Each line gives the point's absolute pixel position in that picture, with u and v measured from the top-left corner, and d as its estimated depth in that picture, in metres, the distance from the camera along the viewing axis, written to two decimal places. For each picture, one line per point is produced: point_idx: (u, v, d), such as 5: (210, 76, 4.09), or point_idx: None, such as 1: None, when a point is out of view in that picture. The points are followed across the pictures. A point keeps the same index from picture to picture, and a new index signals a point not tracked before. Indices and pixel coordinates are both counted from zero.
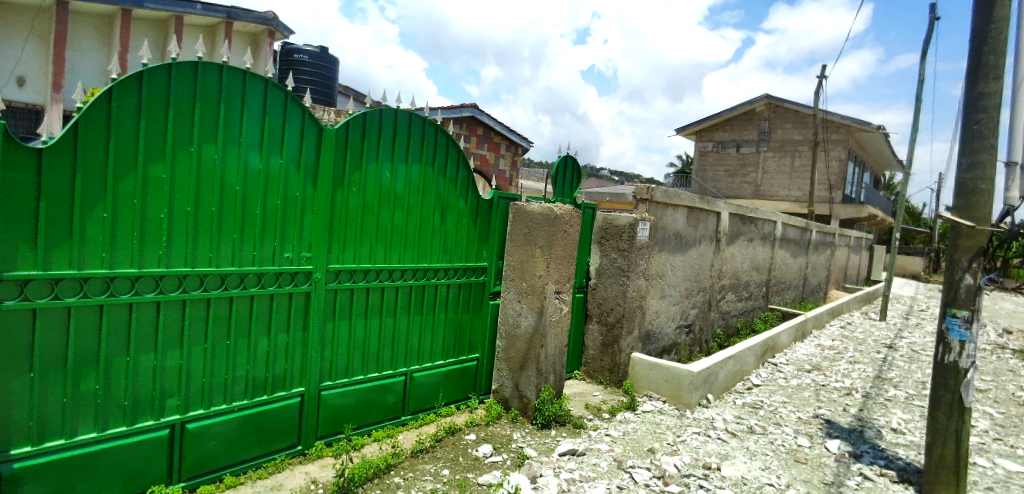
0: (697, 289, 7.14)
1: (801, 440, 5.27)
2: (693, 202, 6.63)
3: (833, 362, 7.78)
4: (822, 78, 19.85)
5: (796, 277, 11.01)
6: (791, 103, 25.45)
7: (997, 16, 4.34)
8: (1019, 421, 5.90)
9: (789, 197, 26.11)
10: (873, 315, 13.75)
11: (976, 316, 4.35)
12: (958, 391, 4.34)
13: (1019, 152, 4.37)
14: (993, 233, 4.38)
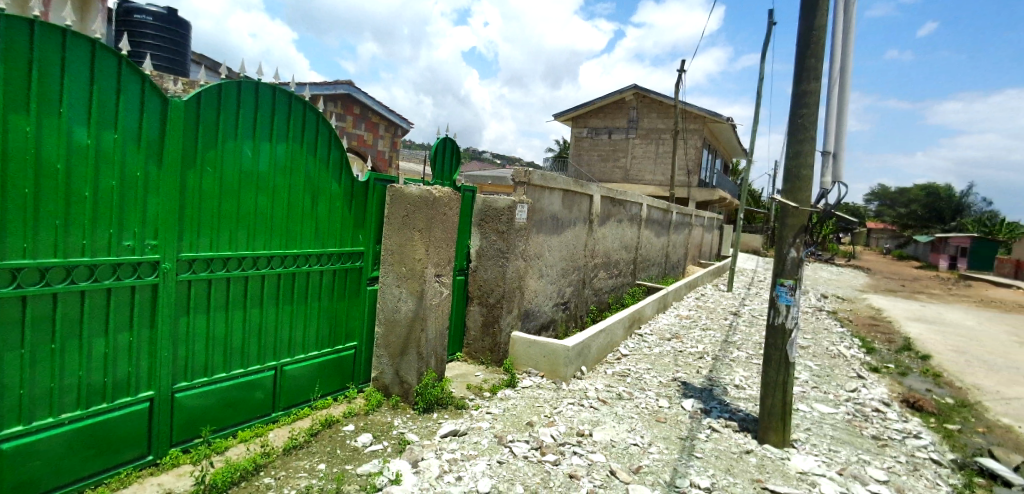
0: (573, 268, 7.50)
1: (662, 402, 5.78)
2: (567, 185, 6.90)
3: (689, 330, 8.65)
4: (682, 72, 21.68)
5: (659, 254, 12.00)
6: (656, 94, 27.56)
7: (816, 24, 4.91)
8: (828, 369, 7.05)
9: (654, 181, 28.41)
10: (722, 286, 15.55)
11: (798, 284, 5.02)
12: (784, 349, 5.00)
13: (832, 142, 4.95)
14: (813, 213, 5.05)
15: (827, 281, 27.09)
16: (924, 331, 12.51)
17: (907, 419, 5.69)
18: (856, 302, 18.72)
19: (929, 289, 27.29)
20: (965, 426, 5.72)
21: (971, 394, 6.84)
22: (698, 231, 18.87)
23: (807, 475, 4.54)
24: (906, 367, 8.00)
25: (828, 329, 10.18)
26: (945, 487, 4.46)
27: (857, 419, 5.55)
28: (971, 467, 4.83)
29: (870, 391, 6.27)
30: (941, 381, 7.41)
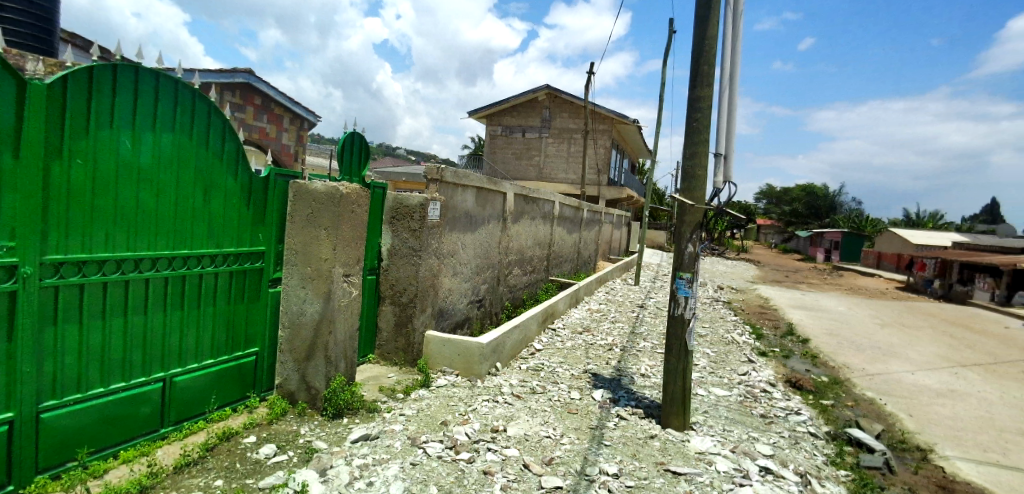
0: (487, 266, 7.53)
1: (574, 394, 5.96)
2: (481, 182, 6.92)
3: (599, 323, 9.01)
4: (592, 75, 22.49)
5: (571, 251, 12.37)
6: (567, 95, 28.43)
7: (708, 34, 5.22)
8: (723, 355, 7.61)
9: (566, 179, 29.30)
10: (630, 281, 16.35)
11: (695, 276, 5.34)
12: (684, 337, 5.32)
13: (723, 144, 5.28)
14: (707, 210, 5.40)
15: (725, 274, 29.38)
16: (803, 317, 13.93)
17: (790, 398, 6.28)
18: (748, 292, 20.47)
19: (809, 280, 30.47)
20: (837, 401, 6.39)
21: (842, 372, 7.68)
22: (608, 227, 19.69)
23: (705, 454, 4.87)
24: (789, 350, 8.82)
25: (723, 318, 11.01)
26: (820, 457, 4.97)
27: (747, 399, 6.04)
28: (841, 436, 5.40)
29: (759, 374, 6.84)
30: (818, 361, 8.25)
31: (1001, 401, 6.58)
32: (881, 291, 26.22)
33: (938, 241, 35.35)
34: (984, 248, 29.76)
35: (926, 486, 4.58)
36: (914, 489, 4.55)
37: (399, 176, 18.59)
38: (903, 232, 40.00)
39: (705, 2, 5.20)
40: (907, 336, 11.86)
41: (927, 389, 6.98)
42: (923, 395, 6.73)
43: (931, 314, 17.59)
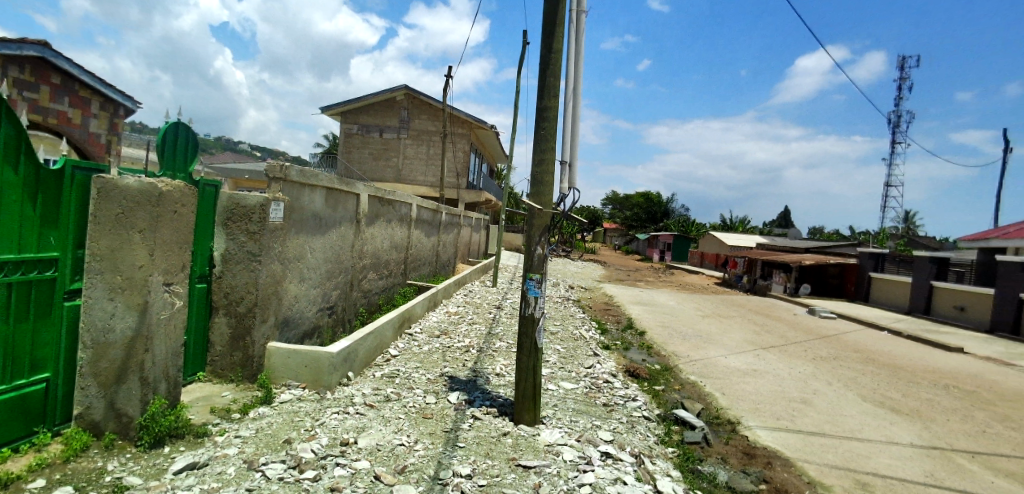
0: (338, 270, 7.20)
1: (429, 398, 5.94)
2: (331, 182, 6.62)
3: (457, 325, 9.11)
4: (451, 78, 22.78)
5: (429, 254, 12.33)
6: (425, 96, 28.44)
7: (554, 48, 5.50)
8: (571, 350, 8.14)
9: (425, 181, 29.20)
10: (488, 283, 16.79)
11: (544, 277, 5.62)
12: (533, 336, 5.56)
13: (568, 153, 5.61)
14: (554, 214, 5.69)
15: (578, 274, 31.53)
16: (641, 312, 15.49)
17: (628, 386, 6.89)
18: (596, 291, 22.21)
19: (649, 277, 34.04)
20: (667, 386, 7.16)
21: (671, 359, 8.65)
22: (467, 231, 20.02)
23: (553, 446, 5.13)
24: (628, 343, 9.72)
25: (571, 315, 11.81)
26: (652, 438, 5.52)
27: (592, 390, 6.51)
28: (670, 417, 6.04)
29: (602, 366, 7.42)
30: (652, 351, 9.19)
31: (788, 375, 7.91)
32: (705, 286, 30.17)
33: (746, 242, 41.79)
34: (778, 248, 35.81)
35: (735, 454, 5.29)
36: (726, 458, 5.23)
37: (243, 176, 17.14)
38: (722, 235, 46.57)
39: (551, 18, 5.48)
40: (720, 324, 13.80)
41: (736, 370, 8.13)
42: (732, 375, 7.83)
43: (740, 305, 20.68)
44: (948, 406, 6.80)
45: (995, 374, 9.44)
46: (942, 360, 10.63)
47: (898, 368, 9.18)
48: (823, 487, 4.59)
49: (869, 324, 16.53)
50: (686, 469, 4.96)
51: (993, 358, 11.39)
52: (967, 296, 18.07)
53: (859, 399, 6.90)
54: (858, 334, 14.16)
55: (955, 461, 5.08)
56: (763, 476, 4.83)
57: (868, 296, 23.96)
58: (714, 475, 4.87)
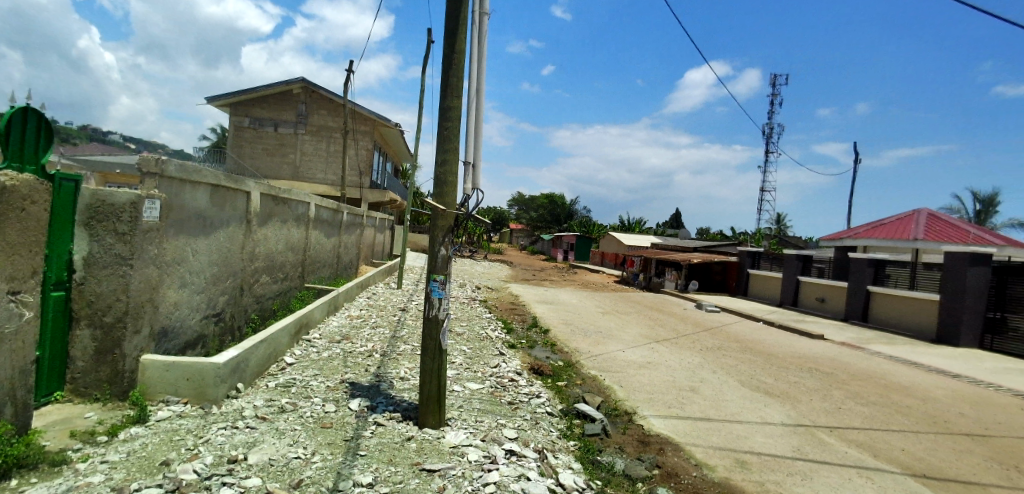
0: (226, 274, 6.69)
1: (328, 407, 5.70)
2: (217, 179, 6.14)
3: (359, 330, 8.83)
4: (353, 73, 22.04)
5: (329, 255, 11.83)
6: (324, 90, 27.24)
7: (456, 48, 5.48)
8: (477, 350, 8.21)
9: (325, 180, 27.97)
10: (393, 285, 16.42)
11: (448, 279, 5.60)
12: (437, 337, 5.51)
13: (471, 153, 5.62)
14: (457, 215, 5.68)
15: (487, 275, 31.74)
16: (545, 310, 15.98)
17: (532, 383, 7.06)
18: (503, 291, 22.49)
19: (555, 277, 35.09)
20: (569, 381, 7.43)
21: (574, 355, 8.99)
22: (371, 231, 19.47)
23: (458, 447, 5.11)
24: (533, 341, 9.96)
25: (478, 316, 11.89)
26: (555, 432, 5.69)
27: (497, 389, 6.59)
28: (572, 411, 6.26)
29: (507, 365, 7.55)
30: (555, 348, 9.49)
31: (679, 366, 8.52)
32: (607, 285, 31.66)
33: (643, 242, 44.45)
34: (672, 247, 38.45)
35: (632, 443, 5.58)
36: (623, 447, 5.50)
37: (113, 171, 15.33)
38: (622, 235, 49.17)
39: (454, 17, 5.46)
40: (618, 320, 14.57)
41: (632, 363, 8.62)
42: (629, 368, 8.28)
43: (638, 301, 21.96)
44: (811, 387, 7.68)
45: (846, 357, 10.83)
46: (805, 346, 12.01)
47: (770, 355, 10.25)
48: (708, 468, 4.97)
49: (748, 316, 18.26)
50: (587, 461, 5.16)
51: (845, 343, 13.06)
52: (827, 289, 20.48)
53: (739, 385, 7.59)
54: (738, 326, 15.59)
55: (816, 436, 5.73)
56: (656, 462, 5.14)
57: (747, 291, 26.25)
58: (612, 465, 5.10)
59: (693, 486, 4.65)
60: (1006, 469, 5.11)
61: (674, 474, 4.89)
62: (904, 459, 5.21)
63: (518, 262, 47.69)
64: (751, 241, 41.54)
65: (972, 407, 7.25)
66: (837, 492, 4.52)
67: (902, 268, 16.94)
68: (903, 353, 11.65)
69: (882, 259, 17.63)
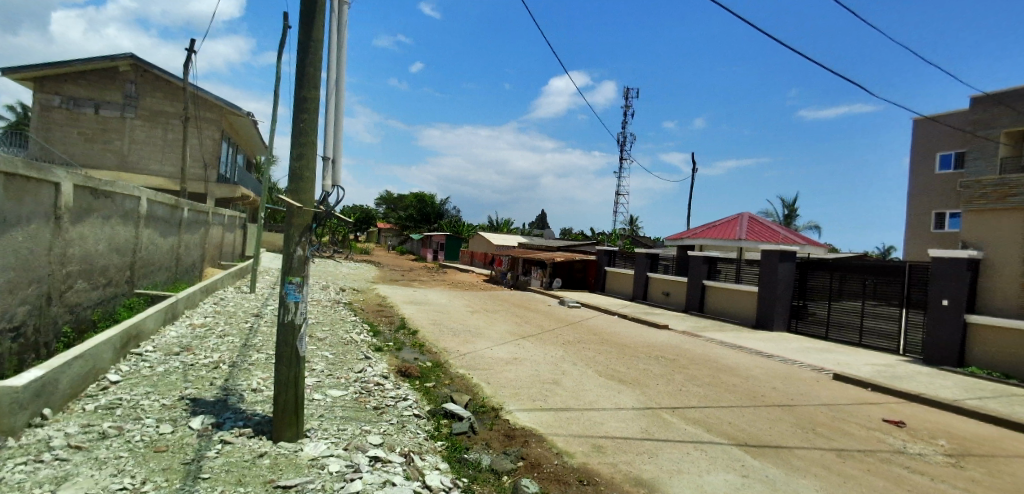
0: (27, 281, 5.60)
1: (163, 428, 5.03)
2: (12, 166, 5.11)
3: (203, 339, 7.95)
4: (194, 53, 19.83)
5: (166, 257, 10.52)
6: (159, 70, 24.23)
7: (312, 35, 5.18)
8: (341, 356, 7.88)
9: (161, 172, 24.93)
10: (245, 290, 15.03)
11: (305, 281, 5.24)
12: (294, 344, 5.12)
13: (331, 148, 5.33)
14: (315, 212, 5.35)
15: (354, 276, 30.50)
16: (413, 311, 15.81)
17: (399, 386, 6.94)
18: (371, 293, 21.74)
19: (426, 277, 34.82)
20: (437, 382, 7.40)
21: (442, 355, 8.99)
22: (218, 229, 17.69)
23: (318, 459, 4.78)
24: (400, 343, 9.80)
25: (342, 320, 11.41)
26: (422, 434, 5.61)
27: (362, 395, 6.36)
28: (440, 411, 6.23)
29: (373, 369, 7.34)
30: (424, 349, 9.40)
31: (543, 361, 8.91)
32: (478, 284, 32.11)
33: (512, 242, 45.91)
34: (538, 247, 40.16)
35: (498, 438, 5.68)
36: (489, 443, 5.57)
37: None
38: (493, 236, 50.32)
39: (310, 2, 5.14)
40: (486, 318, 14.87)
41: (499, 360, 8.84)
42: (496, 365, 8.48)
43: (505, 300, 22.53)
44: (657, 373, 8.49)
45: (687, 344, 12.18)
46: (652, 336, 13.28)
47: (624, 345, 11.18)
48: (568, 455, 5.22)
49: (606, 310, 19.67)
50: (454, 460, 5.14)
51: (687, 331, 14.68)
52: (670, 283, 22.74)
53: (596, 375, 8.13)
54: (597, 320, 16.72)
55: (662, 417, 6.33)
56: (521, 454, 5.27)
57: (604, 286, 28.24)
58: (478, 461, 5.14)
59: (555, 474, 4.85)
60: (806, 431, 6.08)
61: (537, 464, 5.04)
62: (731, 431, 5.95)
63: (389, 263, 46.50)
64: (608, 242, 44.92)
65: (781, 382, 8.55)
66: (678, 466, 5.02)
67: (729, 263, 19.45)
68: (731, 338, 13.41)
69: (714, 256, 20.10)
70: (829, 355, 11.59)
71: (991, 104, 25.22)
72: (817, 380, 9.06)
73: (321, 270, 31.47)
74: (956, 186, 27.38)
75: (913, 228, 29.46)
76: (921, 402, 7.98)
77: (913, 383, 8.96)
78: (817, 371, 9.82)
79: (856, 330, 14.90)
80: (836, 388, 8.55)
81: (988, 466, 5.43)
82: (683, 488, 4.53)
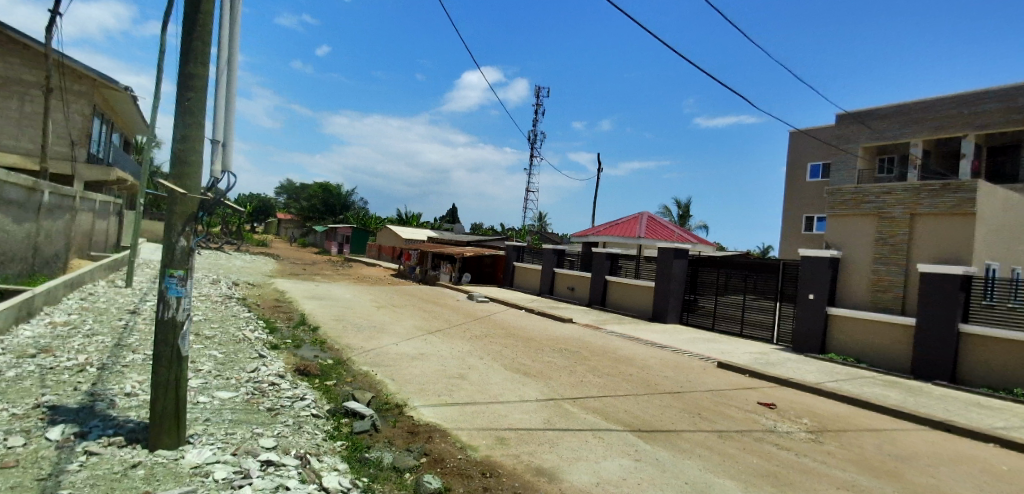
0: None
1: (12, 441, 4.39)
2: None
3: (66, 340, 7.07)
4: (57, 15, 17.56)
5: (21, 246, 9.26)
6: (15, 32, 21.27)
7: (202, 8, 4.76)
8: (232, 356, 7.44)
9: (17, 148, 21.88)
10: (118, 284, 13.56)
11: (189, 274, 4.82)
12: (175, 343, 4.68)
13: (221, 132, 4.95)
14: (201, 201, 4.92)
15: (251, 270, 28.53)
16: (314, 306, 15.17)
17: (296, 386, 6.65)
18: (267, 288, 20.44)
19: (331, 272, 33.41)
20: (339, 379, 7.15)
21: (345, 352, 8.70)
22: (87, 216, 15.87)
23: (201, 467, 4.39)
24: (299, 340, 9.35)
25: (234, 319, 10.69)
26: (320, 435, 5.37)
27: (254, 397, 6.02)
28: (340, 410, 6.01)
29: (267, 368, 7.00)
30: (325, 346, 9.04)
31: (449, 355, 8.89)
32: (384, 279, 31.37)
33: (423, 237, 45.41)
34: (448, 242, 39.99)
35: (401, 435, 5.56)
36: (392, 440, 5.44)
37: None
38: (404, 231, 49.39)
39: None
40: (392, 313, 14.56)
41: (404, 355, 8.70)
42: (401, 361, 8.34)
43: (413, 295, 22.13)
44: (560, 365, 8.77)
45: (588, 337, 12.71)
46: (556, 329, 13.70)
47: (529, 339, 11.45)
48: (472, 449, 5.25)
49: (514, 305, 19.96)
50: (353, 460, 4.95)
51: (590, 325, 15.31)
52: (575, 279, 23.54)
53: (502, 368, 8.25)
54: (505, 314, 16.91)
55: (563, 407, 6.54)
56: (424, 450, 5.19)
57: (513, 282, 28.67)
58: (380, 460, 4.98)
59: (458, 467, 4.82)
60: (693, 415, 6.56)
61: (440, 459, 4.99)
62: (626, 418, 6.29)
63: (290, 257, 44.03)
64: (518, 239, 45.78)
65: (673, 371, 9.17)
66: (577, 453, 5.22)
67: (630, 260, 20.53)
68: (630, 331, 14.18)
69: (617, 253, 21.12)
70: (716, 345, 12.60)
71: (851, 121, 28.20)
72: (704, 369, 9.83)
73: (213, 264, 29.09)
74: (822, 194, 30.92)
75: (786, 230, 32.81)
76: (789, 386, 8.92)
77: (783, 369, 10.00)
78: (704, 360, 10.65)
79: (737, 321, 16.27)
80: (719, 375, 9.32)
81: (842, 440, 6.17)
82: (581, 474, 4.70)
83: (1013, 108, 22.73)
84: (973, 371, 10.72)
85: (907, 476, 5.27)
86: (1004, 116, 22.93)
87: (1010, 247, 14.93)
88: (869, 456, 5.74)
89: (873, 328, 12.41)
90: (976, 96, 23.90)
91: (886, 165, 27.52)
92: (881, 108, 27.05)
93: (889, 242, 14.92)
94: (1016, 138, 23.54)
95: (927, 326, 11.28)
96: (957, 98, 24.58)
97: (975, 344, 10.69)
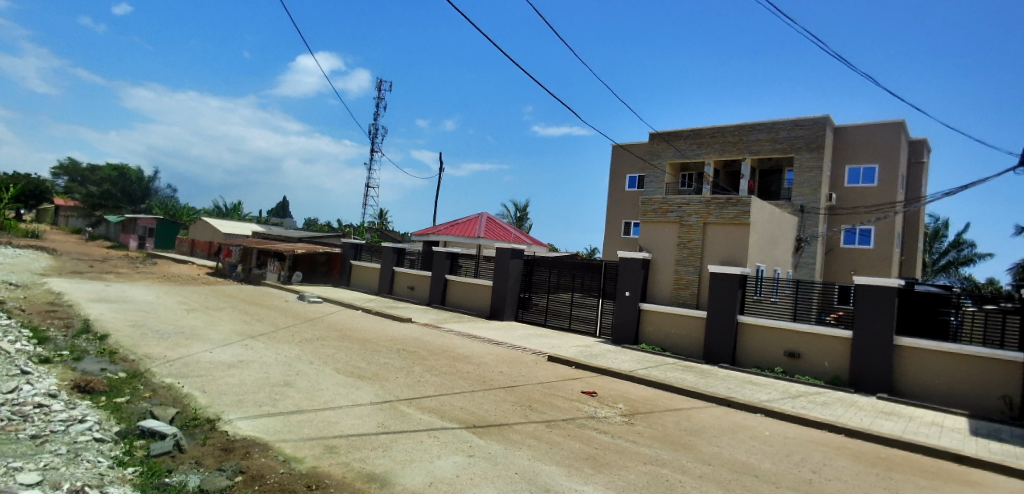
0: None
1: None
2: None
3: None
4: None
5: None
6: None
7: None
8: None
9: None
10: None
11: None
12: None
13: None
14: None
15: (13, 269, 23.12)
16: (100, 311, 12.87)
17: (73, 406, 5.67)
18: (35, 291, 16.73)
19: (128, 270, 28.52)
20: (133, 395, 6.19)
21: (143, 363, 7.56)
22: None
23: None
24: (81, 352, 7.92)
25: None
26: (104, 463, 4.57)
27: (10, 424, 5.01)
28: (133, 432, 5.19)
29: (31, 388, 5.89)
30: (116, 358, 7.75)
31: (273, 361, 8.24)
32: (199, 279, 27.80)
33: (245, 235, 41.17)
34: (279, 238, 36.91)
35: (211, 454, 4.96)
36: (199, 461, 4.82)
37: None
38: (227, 225, 44.22)
39: None
40: (202, 318, 12.94)
41: (220, 364, 7.85)
42: (215, 370, 7.51)
43: (236, 296, 19.92)
44: (396, 366, 8.63)
45: (424, 336, 12.68)
46: (392, 330, 13.42)
47: (364, 340, 11.09)
48: (296, 461, 4.88)
49: (351, 306, 19.11)
50: (148, 487, 4.23)
51: (428, 324, 15.30)
52: (416, 278, 23.35)
53: (333, 373, 7.85)
54: (340, 316, 16.09)
55: (398, 409, 6.44)
56: (239, 468, 4.66)
57: (351, 281, 27.47)
58: (182, 484, 4.32)
59: (279, 484, 4.41)
60: (523, 408, 6.94)
61: (259, 476, 4.52)
62: (461, 415, 6.42)
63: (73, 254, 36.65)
64: (355, 235, 44.12)
65: (507, 366, 9.58)
66: (411, 455, 5.18)
67: (469, 259, 20.95)
68: (467, 329, 14.49)
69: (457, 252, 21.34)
70: (546, 341, 13.46)
71: (660, 141, 32.16)
72: (535, 363, 10.43)
73: None
74: (638, 202, 34.87)
75: (608, 234, 36.28)
76: (607, 375, 9.90)
77: (603, 360, 11.04)
78: (536, 354, 11.31)
79: (565, 317, 17.62)
80: (549, 368, 9.97)
81: (649, 420, 7.01)
82: (414, 476, 4.66)
83: (777, 139, 27.79)
84: (748, 354, 12.97)
85: (698, 447, 6.17)
86: (771, 144, 27.90)
87: (773, 248, 18.35)
88: (670, 432, 6.61)
89: (676, 320, 14.33)
90: (751, 127, 28.56)
91: (686, 181, 32.56)
92: (683, 130, 31.14)
93: (687, 246, 17.27)
94: (777, 163, 29.19)
95: (716, 317, 13.34)
96: (738, 127, 29.09)
97: (750, 333, 12.97)
